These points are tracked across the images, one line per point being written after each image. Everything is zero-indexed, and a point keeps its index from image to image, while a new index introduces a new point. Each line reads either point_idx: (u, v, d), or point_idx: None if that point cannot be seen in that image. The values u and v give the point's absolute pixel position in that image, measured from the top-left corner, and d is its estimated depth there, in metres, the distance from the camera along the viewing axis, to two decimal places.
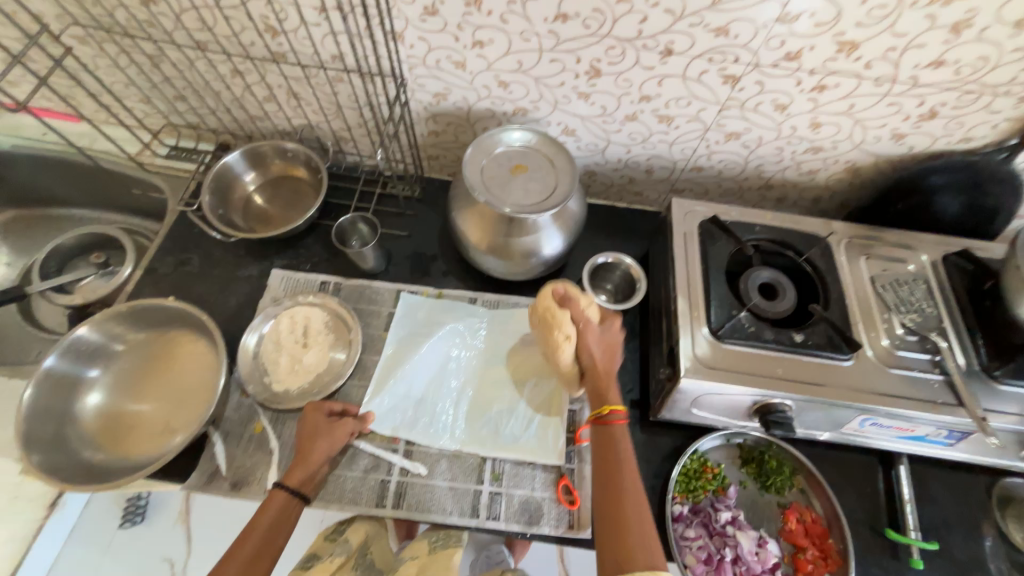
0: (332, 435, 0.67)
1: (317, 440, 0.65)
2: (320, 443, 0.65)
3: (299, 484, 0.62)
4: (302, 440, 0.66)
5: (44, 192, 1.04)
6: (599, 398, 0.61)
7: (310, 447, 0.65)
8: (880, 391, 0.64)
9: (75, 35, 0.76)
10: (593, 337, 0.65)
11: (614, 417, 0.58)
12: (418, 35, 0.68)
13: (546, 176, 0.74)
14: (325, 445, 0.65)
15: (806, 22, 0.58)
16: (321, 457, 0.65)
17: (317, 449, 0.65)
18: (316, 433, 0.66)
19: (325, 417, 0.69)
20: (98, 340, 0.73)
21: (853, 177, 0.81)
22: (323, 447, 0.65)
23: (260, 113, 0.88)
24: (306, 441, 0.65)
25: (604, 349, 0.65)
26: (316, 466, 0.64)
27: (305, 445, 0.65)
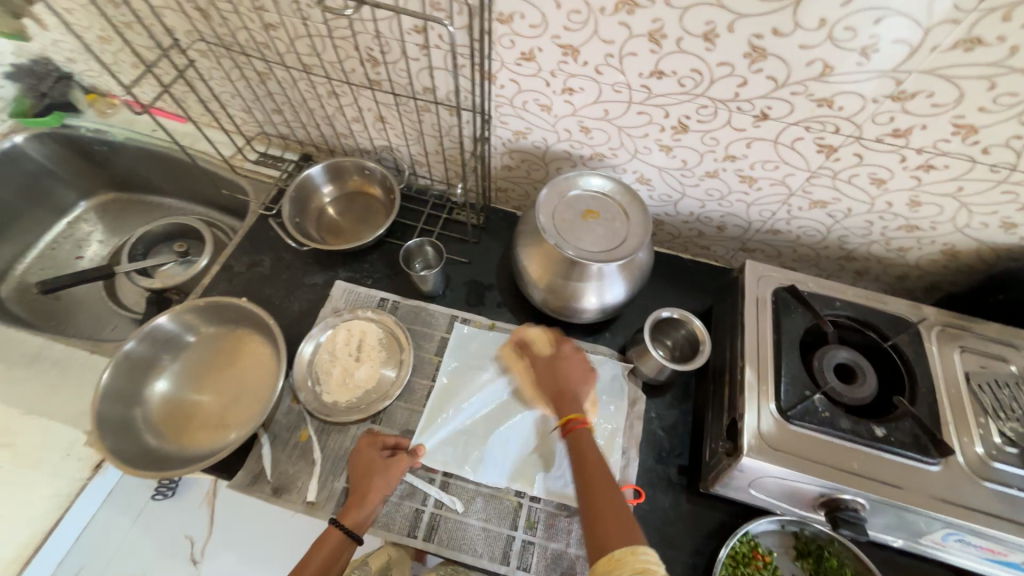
0: (387, 473, 0.67)
1: (373, 479, 0.66)
2: (377, 482, 0.66)
3: (354, 525, 0.63)
4: (357, 476, 0.67)
5: (143, 181, 1.13)
6: (567, 405, 0.66)
7: (367, 484, 0.66)
8: (969, 506, 0.58)
9: (199, 49, 0.84)
10: (575, 354, 0.72)
11: (575, 423, 0.63)
12: (511, 77, 0.70)
13: (616, 225, 0.73)
14: (381, 484, 0.66)
15: (922, 102, 0.55)
16: (376, 497, 0.65)
17: (373, 489, 0.65)
18: (373, 470, 0.67)
19: (381, 453, 0.69)
20: (173, 330, 0.77)
21: (949, 260, 0.75)
22: (379, 487, 0.66)
23: (346, 132, 0.92)
24: (362, 478, 0.66)
25: (585, 374, 0.70)
26: (372, 506, 0.65)
27: (362, 482, 0.66)
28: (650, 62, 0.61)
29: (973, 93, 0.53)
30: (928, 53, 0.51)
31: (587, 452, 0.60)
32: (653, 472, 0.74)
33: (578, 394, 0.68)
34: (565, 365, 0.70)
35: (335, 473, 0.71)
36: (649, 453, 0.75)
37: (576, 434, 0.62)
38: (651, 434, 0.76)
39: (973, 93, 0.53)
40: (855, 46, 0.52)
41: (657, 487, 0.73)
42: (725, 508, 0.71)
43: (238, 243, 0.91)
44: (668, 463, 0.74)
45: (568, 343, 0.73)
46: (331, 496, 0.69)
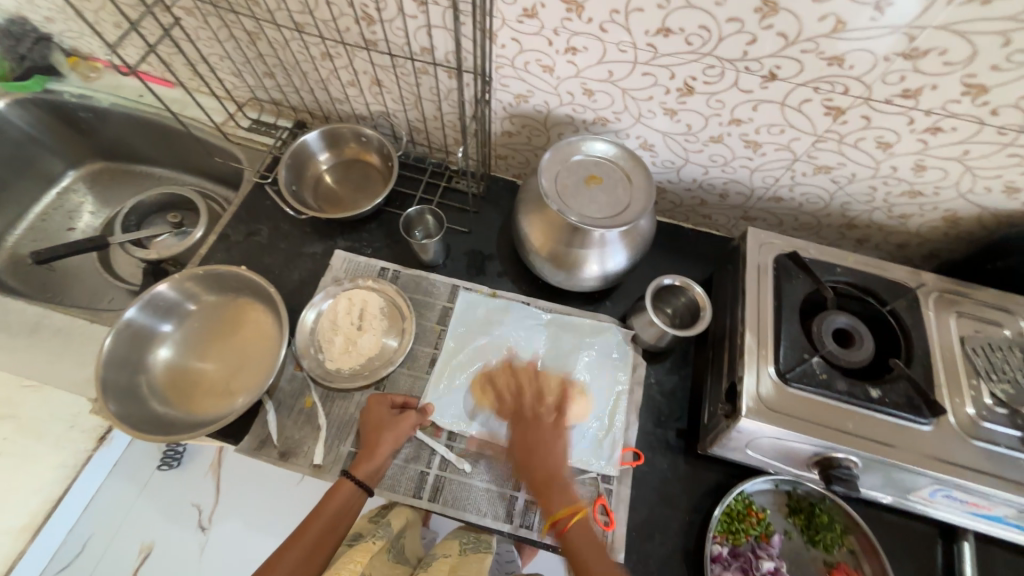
0: (396, 429, 0.69)
1: (382, 434, 0.68)
2: (386, 437, 0.68)
3: (365, 476, 0.66)
4: (367, 432, 0.69)
5: (133, 149, 1.10)
6: (550, 494, 0.62)
7: (376, 439, 0.68)
8: (958, 463, 0.60)
9: (185, 6, 0.80)
10: (537, 434, 0.66)
11: (564, 522, 0.60)
12: (513, 36, 0.67)
13: (619, 191, 0.72)
14: (390, 439, 0.68)
15: (934, 60, 0.54)
16: (385, 450, 0.68)
17: (382, 443, 0.68)
18: (382, 426, 0.69)
19: (389, 410, 0.71)
20: (174, 298, 0.77)
21: (949, 227, 0.75)
22: (388, 442, 0.68)
23: (341, 97, 0.89)
24: (372, 434, 0.68)
25: (553, 439, 0.66)
26: (381, 458, 0.67)
27: (372, 437, 0.68)
28: (656, 18, 0.59)
29: (987, 49, 0.52)
30: (943, 7, 0.50)
31: (578, 547, 0.58)
32: (652, 435, 0.75)
33: (558, 483, 0.63)
34: (524, 451, 0.65)
35: (340, 438, 0.72)
36: (649, 418, 0.76)
37: (569, 537, 0.59)
38: (651, 399, 0.78)
39: (987, 49, 0.52)
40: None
41: (656, 450, 0.74)
42: (722, 469, 0.73)
43: (234, 212, 0.89)
44: (667, 427, 0.76)
45: (521, 425, 0.68)
46: (338, 460, 0.71)
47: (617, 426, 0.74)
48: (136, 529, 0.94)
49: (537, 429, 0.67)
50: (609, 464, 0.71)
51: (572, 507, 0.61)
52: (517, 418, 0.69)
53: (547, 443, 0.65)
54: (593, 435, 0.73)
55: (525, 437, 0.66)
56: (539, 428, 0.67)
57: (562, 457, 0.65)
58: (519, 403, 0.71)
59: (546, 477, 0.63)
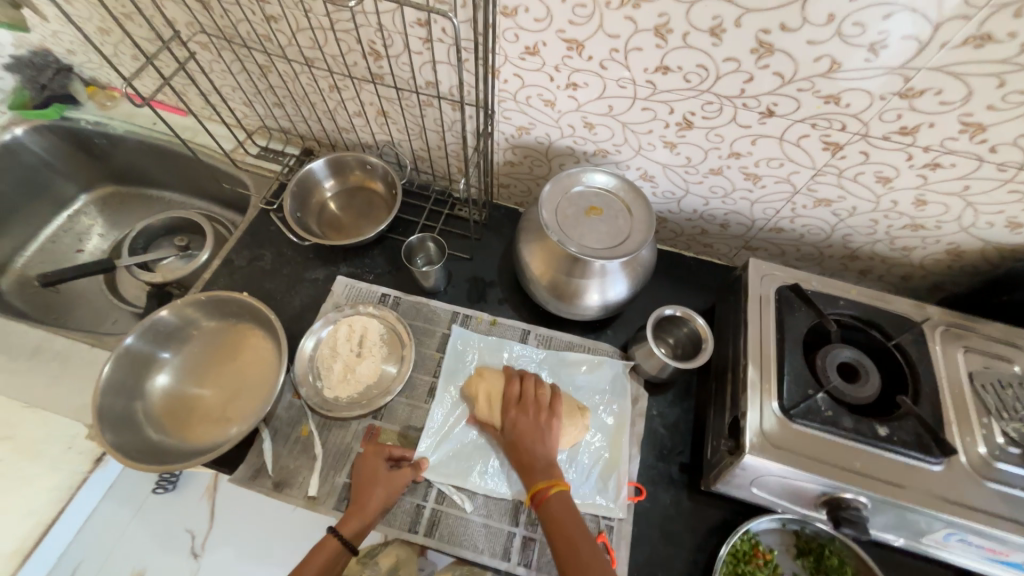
0: (389, 484, 0.67)
1: (374, 490, 0.66)
2: (377, 493, 0.66)
3: (352, 534, 0.63)
4: (360, 485, 0.67)
5: (144, 174, 1.13)
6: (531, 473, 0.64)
7: (367, 494, 0.66)
8: (971, 506, 0.57)
9: (200, 41, 0.83)
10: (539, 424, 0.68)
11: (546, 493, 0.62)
12: (515, 72, 0.69)
13: (619, 222, 0.73)
14: (382, 495, 0.65)
15: (930, 99, 0.55)
16: (376, 507, 0.65)
17: (373, 499, 0.65)
18: (375, 480, 0.67)
19: (384, 463, 0.69)
20: (176, 324, 0.77)
21: (953, 260, 0.75)
22: (380, 498, 0.65)
23: (348, 126, 0.92)
24: (364, 487, 0.66)
25: (541, 431, 0.67)
26: (371, 515, 0.65)
27: (364, 491, 0.66)
28: (655, 57, 0.60)
29: (982, 90, 0.52)
30: (937, 50, 0.50)
31: (561, 519, 0.60)
32: (654, 470, 0.74)
33: (542, 461, 0.65)
34: (521, 433, 0.67)
35: (336, 469, 0.71)
36: (651, 451, 0.75)
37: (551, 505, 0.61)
38: (652, 432, 0.76)
39: (982, 90, 0.52)
40: (863, 41, 0.52)
41: (659, 485, 0.73)
42: (726, 506, 0.71)
43: (239, 237, 0.91)
44: (669, 461, 0.74)
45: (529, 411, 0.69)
46: (333, 491, 0.69)
47: (622, 461, 0.72)
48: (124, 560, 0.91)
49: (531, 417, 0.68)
50: (613, 506, 0.70)
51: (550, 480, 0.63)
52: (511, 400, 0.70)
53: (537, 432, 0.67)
54: (597, 476, 0.71)
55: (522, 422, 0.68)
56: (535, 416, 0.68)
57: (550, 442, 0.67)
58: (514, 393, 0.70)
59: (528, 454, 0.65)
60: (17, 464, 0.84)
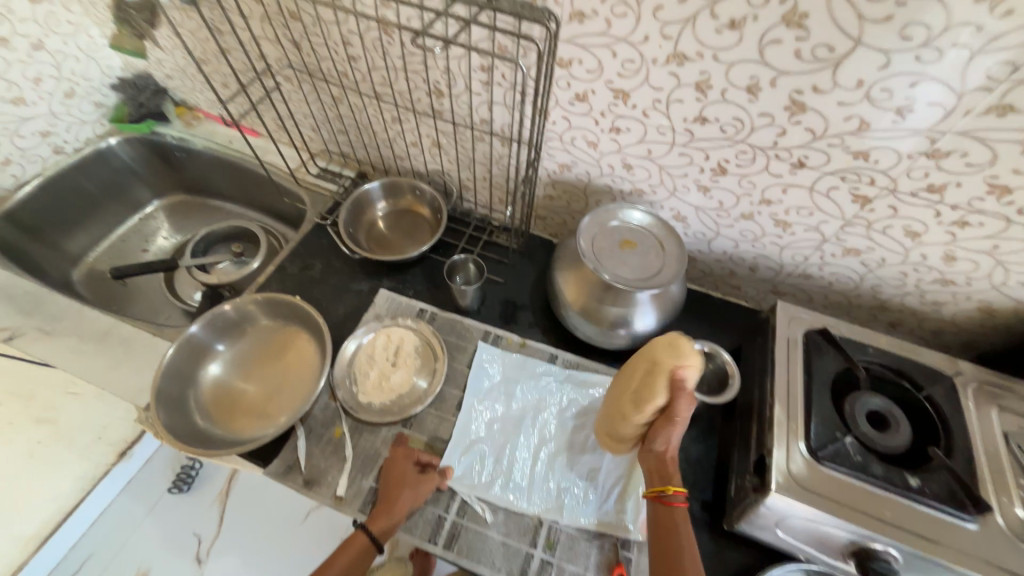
0: (417, 487, 0.69)
1: (401, 492, 0.68)
2: (404, 495, 0.68)
3: (378, 532, 0.66)
4: (387, 485, 0.69)
5: (211, 185, 1.24)
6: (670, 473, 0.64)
7: (395, 495, 0.68)
8: (1010, 569, 0.56)
9: (286, 74, 0.94)
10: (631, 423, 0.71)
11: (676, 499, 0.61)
12: (564, 115, 0.76)
13: (652, 257, 0.77)
14: (409, 497, 0.67)
15: (957, 160, 0.58)
16: (402, 508, 0.67)
17: (400, 500, 0.67)
18: (402, 482, 0.69)
19: (412, 467, 0.71)
20: (232, 319, 0.83)
21: (985, 318, 0.75)
22: (407, 500, 0.67)
23: (404, 154, 1.00)
24: (393, 488, 0.68)
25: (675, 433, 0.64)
26: (399, 516, 0.67)
27: (393, 492, 0.68)
28: (694, 109, 0.66)
29: (1007, 155, 0.56)
30: (962, 116, 0.55)
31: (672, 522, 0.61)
32: None
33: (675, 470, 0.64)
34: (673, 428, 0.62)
35: (363, 471, 0.73)
36: None
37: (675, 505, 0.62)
38: (675, 466, 0.76)
39: (1007, 155, 0.56)
40: (891, 105, 0.56)
41: None
42: (748, 550, 0.70)
43: (294, 247, 0.98)
44: (691, 497, 0.74)
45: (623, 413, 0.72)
46: (359, 493, 0.71)
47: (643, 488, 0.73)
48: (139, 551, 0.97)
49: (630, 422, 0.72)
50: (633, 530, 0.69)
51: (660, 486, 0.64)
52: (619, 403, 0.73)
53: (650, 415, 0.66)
54: (617, 496, 0.72)
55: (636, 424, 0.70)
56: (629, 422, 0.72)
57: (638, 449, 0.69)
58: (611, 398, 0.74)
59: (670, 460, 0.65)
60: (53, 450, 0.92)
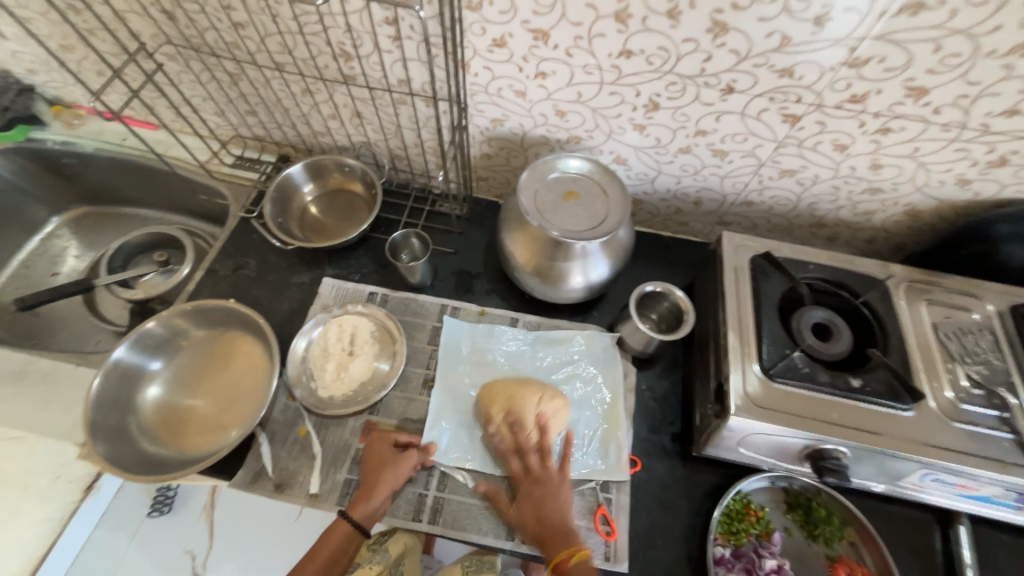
0: (397, 469, 0.68)
1: (383, 474, 0.67)
2: (386, 476, 0.67)
3: (360, 517, 0.65)
4: (369, 470, 0.68)
5: (116, 191, 1.11)
6: (550, 543, 0.64)
7: (376, 478, 0.67)
8: (942, 446, 0.61)
9: (168, 53, 0.82)
10: (553, 493, 0.67)
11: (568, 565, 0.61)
12: (485, 64, 0.71)
13: (597, 205, 0.75)
14: (390, 479, 0.67)
15: (876, 67, 0.58)
16: (385, 491, 0.67)
17: (381, 483, 0.67)
18: (383, 464, 0.68)
19: (392, 448, 0.70)
20: (162, 336, 0.76)
21: (911, 220, 0.79)
22: (388, 482, 0.67)
23: (323, 130, 0.92)
24: (372, 473, 0.68)
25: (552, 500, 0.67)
26: (380, 500, 0.66)
27: (372, 476, 0.68)
28: (618, 42, 0.63)
29: (921, 55, 0.56)
30: (877, 20, 0.54)
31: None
32: (647, 441, 0.76)
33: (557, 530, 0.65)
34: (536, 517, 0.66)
35: (336, 465, 0.71)
36: (643, 424, 0.77)
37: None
38: (643, 406, 0.79)
39: (921, 55, 0.56)
40: (809, 16, 0.55)
41: (653, 455, 0.75)
42: (717, 470, 0.74)
43: (221, 247, 0.90)
44: (661, 432, 0.77)
45: (541, 483, 0.68)
46: (335, 488, 0.70)
47: (620, 428, 0.75)
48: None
49: (546, 481, 0.68)
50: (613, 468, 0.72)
51: (572, 549, 0.63)
52: (534, 474, 0.69)
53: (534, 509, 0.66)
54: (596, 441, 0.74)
55: (540, 501, 0.67)
56: (555, 487, 0.68)
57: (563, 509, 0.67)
58: (533, 463, 0.70)
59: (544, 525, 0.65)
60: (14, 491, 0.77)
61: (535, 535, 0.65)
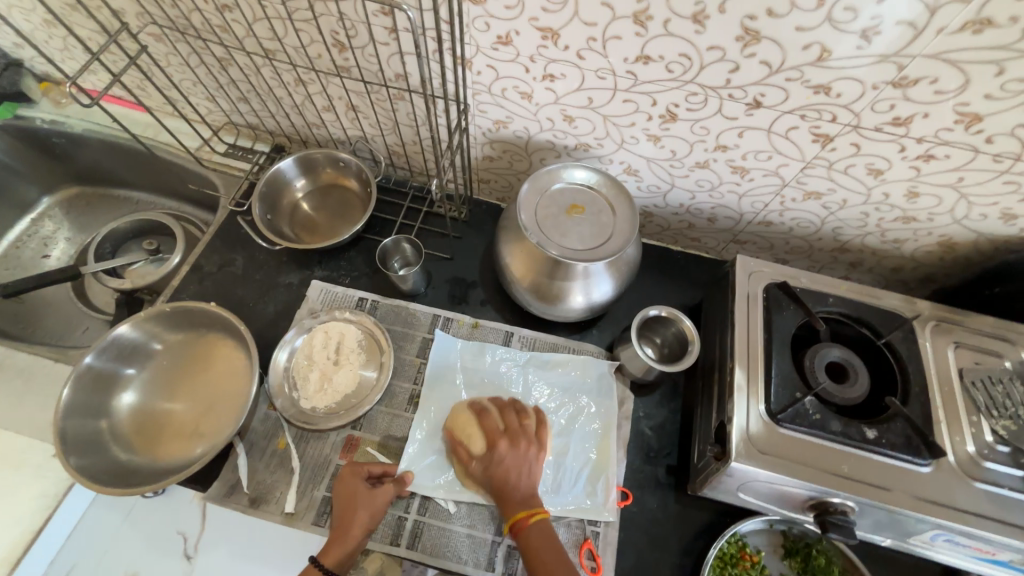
0: (373, 503, 0.63)
1: (357, 511, 0.62)
2: (361, 514, 0.62)
3: (335, 562, 0.60)
4: (340, 509, 0.63)
5: (108, 173, 1.08)
6: (508, 503, 0.62)
7: (350, 518, 0.62)
8: (957, 506, 0.57)
9: (153, 33, 0.77)
10: (514, 454, 0.64)
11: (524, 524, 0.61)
12: (488, 63, 0.65)
13: (602, 221, 0.70)
14: (365, 516, 0.62)
15: (925, 88, 0.52)
16: (360, 531, 0.62)
17: (356, 522, 0.62)
18: (356, 501, 0.63)
19: (365, 482, 0.65)
20: (138, 337, 0.73)
21: (945, 252, 0.73)
22: (362, 520, 0.62)
23: (318, 122, 0.87)
24: (345, 511, 0.62)
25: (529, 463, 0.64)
26: (355, 540, 0.61)
27: (345, 515, 0.62)
28: (635, 46, 0.56)
29: (980, 78, 0.49)
30: (933, 37, 0.47)
31: (538, 548, 0.59)
32: (640, 473, 0.72)
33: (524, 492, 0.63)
34: (501, 472, 0.63)
35: (314, 482, 0.69)
36: (637, 453, 0.74)
37: (529, 535, 0.60)
38: (639, 434, 0.75)
39: (980, 78, 0.49)
40: (855, 28, 0.48)
41: (645, 489, 0.71)
42: (712, 508, 0.70)
43: (208, 241, 0.87)
44: (656, 463, 0.73)
45: (505, 442, 0.65)
46: (312, 505, 0.68)
47: (610, 464, 0.71)
48: (121, 554, 0.69)
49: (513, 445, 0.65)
50: (603, 507, 0.68)
51: (530, 509, 0.61)
52: (498, 434, 0.66)
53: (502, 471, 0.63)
54: (586, 477, 0.70)
55: (508, 461, 0.64)
56: (516, 450, 0.64)
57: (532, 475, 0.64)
58: (496, 426, 0.67)
59: (510, 486, 0.63)
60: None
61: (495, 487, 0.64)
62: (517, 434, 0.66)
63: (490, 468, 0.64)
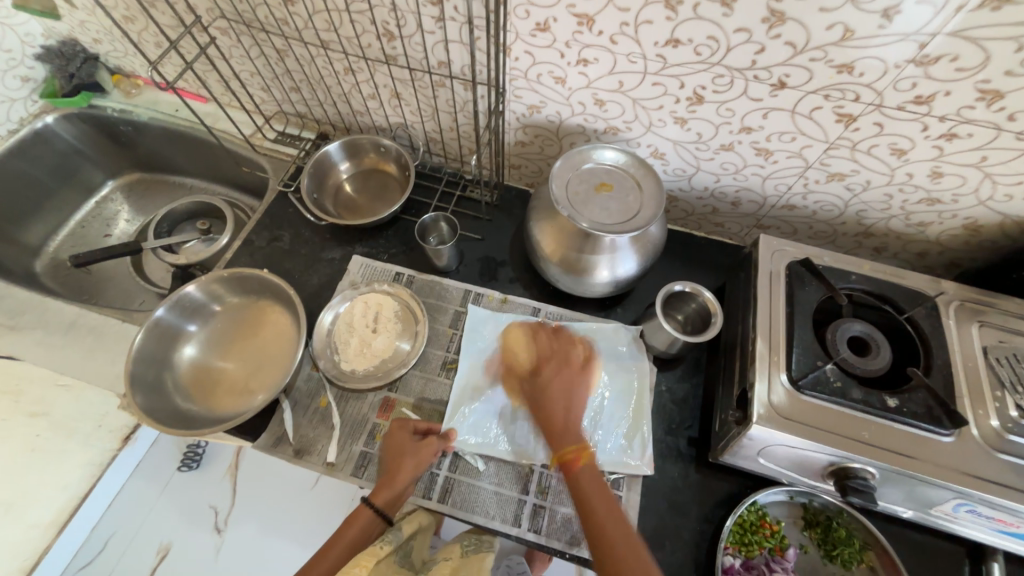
0: (418, 455, 0.68)
1: (404, 459, 0.67)
2: (407, 462, 0.67)
3: (384, 503, 0.65)
4: (389, 457, 0.68)
5: (167, 160, 1.17)
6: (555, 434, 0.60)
7: (397, 466, 0.67)
8: (981, 476, 0.57)
9: (220, 26, 0.85)
10: (564, 377, 0.63)
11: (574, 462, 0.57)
12: (526, 49, 0.70)
13: (629, 198, 0.73)
14: (411, 465, 0.67)
15: (946, 66, 0.54)
16: (405, 477, 0.66)
17: (402, 470, 0.66)
18: (403, 451, 0.68)
19: (411, 435, 0.70)
20: (199, 299, 0.80)
21: (970, 235, 0.74)
22: (409, 469, 0.66)
23: (362, 109, 0.94)
24: (393, 461, 0.67)
25: (575, 386, 0.63)
26: (402, 486, 0.66)
27: (393, 464, 0.67)
28: (665, 30, 0.61)
29: (1001, 54, 0.51)
30: (953, 14, 0.50)
31: (586, 491, 0.56)
32: (662, 443, 0.75)
33: (571, 424, 0.60)
34: (547, 386, 0.63)
35: (353, 437, 0.74)
36: (659, 425, 0.76)
37: (575, 475, 0.57)
38: (661, 407, 0.77)
39: (1001, 54, 0.51)
40: (876, 7, 0.51)
41: (666, 458, 0.74)
42: (733, 479, 0.72)
43: (259, 218, 0.93)
44: (678, 435, 0.75)
45: (553, 362, 0.65)
46: (350, 459, 0.72)
47: (643, 421, 0.74)
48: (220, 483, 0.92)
49: (565, 369, 0.64)
50: (641, 459, 0.72)
51: (578, 447, 0.58)
52: (545, 356, 0.67)
53: (552, 389, 0.62)
54: (621, 434, 0.74)
55: (565, 377, 0.63)
56: (566, 371, 0.64)
57: (580, 399, 0.62)
58: (547, 346, 0.68)
59: (563, 410, 0.61)
60: (56, 440, 0.88)
61: (544, 418, 0.61)
62: (570, 358, 0.65)
63: (535, 394, 0.63)
